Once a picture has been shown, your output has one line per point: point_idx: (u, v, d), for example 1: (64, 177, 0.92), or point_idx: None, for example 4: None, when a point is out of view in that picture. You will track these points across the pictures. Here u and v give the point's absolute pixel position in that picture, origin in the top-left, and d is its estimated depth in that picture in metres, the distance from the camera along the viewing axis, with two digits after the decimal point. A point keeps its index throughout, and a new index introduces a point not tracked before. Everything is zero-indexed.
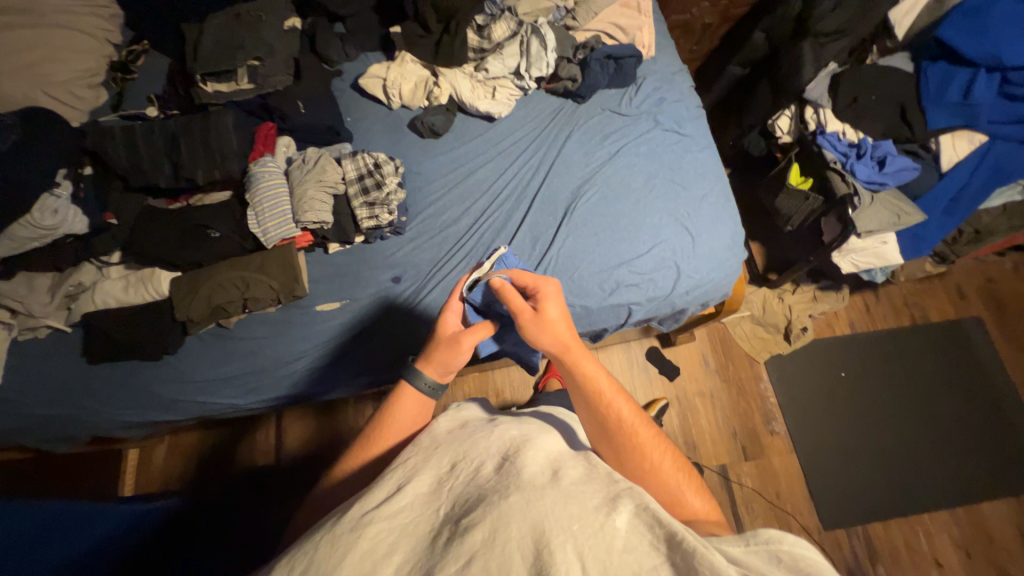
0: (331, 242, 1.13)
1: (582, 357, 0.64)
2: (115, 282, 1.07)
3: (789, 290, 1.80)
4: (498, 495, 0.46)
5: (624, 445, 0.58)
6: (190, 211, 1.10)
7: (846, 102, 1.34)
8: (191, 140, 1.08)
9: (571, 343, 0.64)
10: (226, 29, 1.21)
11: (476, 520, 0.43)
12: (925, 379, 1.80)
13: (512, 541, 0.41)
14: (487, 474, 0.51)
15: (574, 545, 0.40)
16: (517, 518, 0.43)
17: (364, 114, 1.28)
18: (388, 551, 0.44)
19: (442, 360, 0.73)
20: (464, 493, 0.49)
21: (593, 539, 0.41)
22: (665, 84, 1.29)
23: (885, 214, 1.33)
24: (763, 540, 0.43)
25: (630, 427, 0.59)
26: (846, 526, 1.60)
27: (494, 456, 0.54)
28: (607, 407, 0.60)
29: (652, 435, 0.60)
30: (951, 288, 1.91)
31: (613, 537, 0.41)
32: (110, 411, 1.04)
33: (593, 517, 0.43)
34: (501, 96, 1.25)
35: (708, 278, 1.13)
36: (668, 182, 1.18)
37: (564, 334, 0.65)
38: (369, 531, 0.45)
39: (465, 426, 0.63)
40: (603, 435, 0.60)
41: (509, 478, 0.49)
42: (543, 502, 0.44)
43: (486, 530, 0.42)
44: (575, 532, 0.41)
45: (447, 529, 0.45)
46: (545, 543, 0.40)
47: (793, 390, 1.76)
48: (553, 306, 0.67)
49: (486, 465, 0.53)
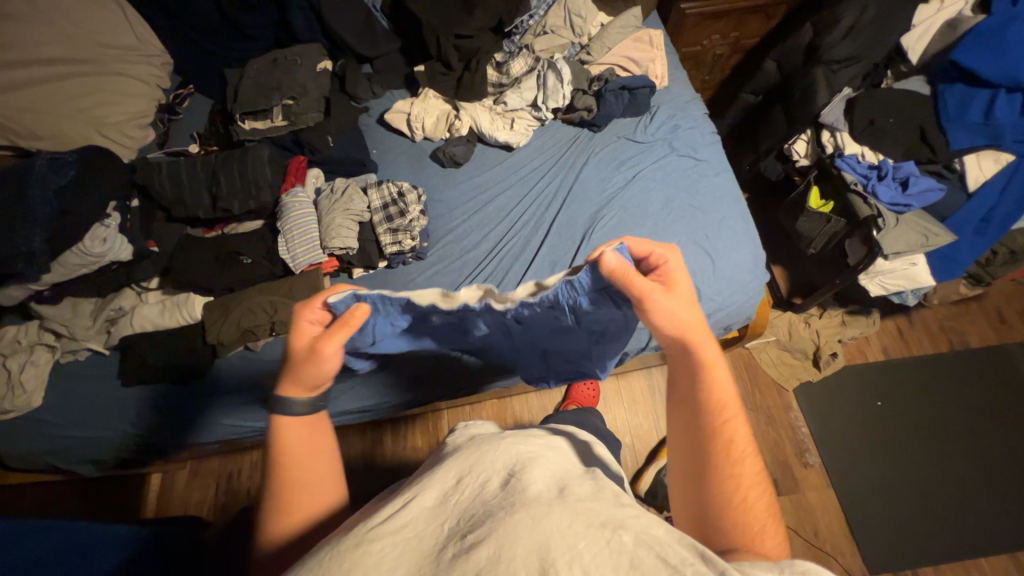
0: (356, 267, 1.16)
1: (712, 358, 0.57)
2: (152, 307, 1.13)
3: (815, 315, 1.75)
4: (503, 512, 0.46)
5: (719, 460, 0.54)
6: (225, 239, 1.16)
7: (863, 125, 1.35)
8: (228, 173, 1.16)
9: (699, 339, 0.57)
10: (265, 72, 1.31)
11: (482, 536, 0.44)
12: (970, 409, 1.70)
13: (517, 558, 0.41)
14: (493, 490, 0.51)
15: (579, 562, 0.41)
16: (523, 535, 0.43)
17: (389, 146, 1.34)
18: (392, 566, 0.44)
19: (301, 374, 0.62)
20: (469, 508, 0.49)
21: (599, 555, 0.41)
22: (678, 112, 1.32)
23: (912, 236, 1.30)
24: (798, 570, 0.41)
25: (734, 449, 0.54)
26: (893, 570, 1.48)
27: (500, 472, 0.54)
28: (720, 417, 0.55)
29: (751, 466, 0.55)
30: (991, 312, 1.83)
31: (620, 553, 0.42)
32: (141, 433, 1.08)
33: (599, 533, 0.43)
34: (519, 127, 1.30)
35: (729, 301, 1.12)
36: (686, 206, 1.19)
37: (696, 329, 0.57)
38: (374, 546, 0.46)
39: (471, 441, 0.63)
40: (698, 442, 0.56)
41: (515, 494, 0.49)
42: (548, 519, 0.44)
43: (492, 546, 0.42)
44: (581, 549, 0.41)
45: (452, 544, 0.45)
46: (550, 561, 0.41)
47: (826, 419, 1.68)
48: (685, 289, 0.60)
49: (492, 481, 0.53)
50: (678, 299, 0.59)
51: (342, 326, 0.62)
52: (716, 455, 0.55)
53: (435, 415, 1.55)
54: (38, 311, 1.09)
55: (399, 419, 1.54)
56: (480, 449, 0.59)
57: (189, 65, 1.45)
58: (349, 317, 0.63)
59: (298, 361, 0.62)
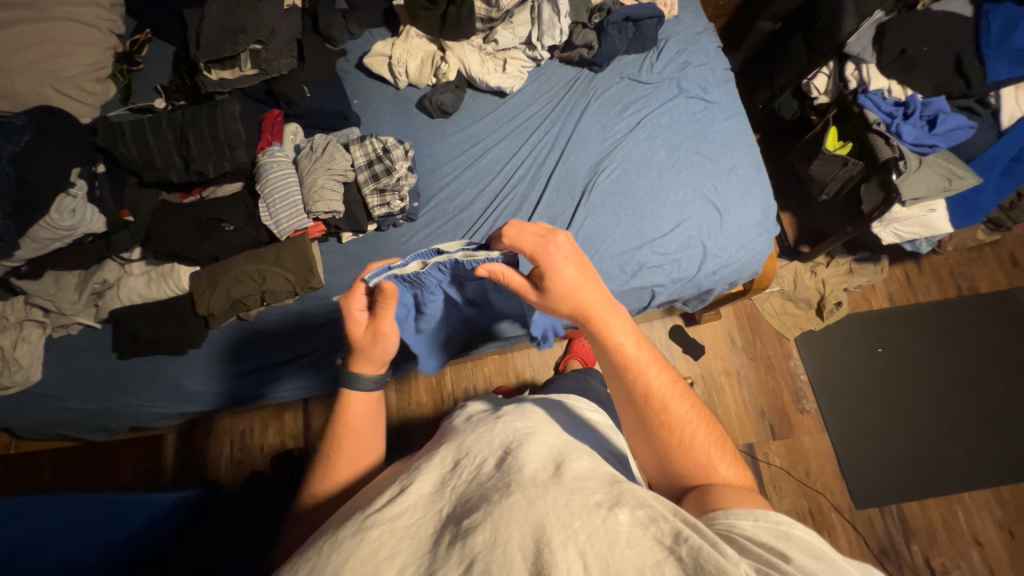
0: (344, 232, 1.10)
1: (609, 317, 0.61)
2: (137, 278, 1.09)
3: (823, 263, 1.70)
4: (499, 495, 0.45)
5: (650, 414, 0.58)
6: (203, 205, 1.09)
7: (893, 55, 1.22)
8: (199, 131, 1.06)
9: (593, 309, 0.60)
10: (227, 12, 1.17)
11: (478, 520, 0.43)
12: (970, 354, 1.70)
13: (513, 541, 0.40)
14: (488, 471, 0.50)
15: (574, 543, 0.39)
16: (518, 518, 0.42)
17: (371, 95, 1.23)
18: (391, 553, 0.43)
19: (370, 358, 0.67)
20: (466, 492, 0.48)
21: (594, 534, 0.40)
22: (689, 46, 1.19)
23: (933, 179, 1.22)
24: (773, 520, 0.44)
25: (659, 397, 0.58)
26: (879, 505, 1.55)
27: (496, 452, 0.53)
28: (633, 373, 0.58)
29: (683, 405, 0.58)
30: (1004, 256, 1.78)
31: (615, 533, 0.40)
32: (142, 403, 1.08)
33: (594, 512, 0.42)
34: (512, 68, 1.18)
35: (738, 256, 1.07)
36: (694, 155, 1.10)
37: (584, 302, 0.60)
38: (372, 533, 0.45)
39: (472, 422, 0.63)
40: (629, 403, 0.59)
41: (510, 475, 0.48)
42: (544, 500, 0.43)
43: (488, 530, 0.41)
44: (576, 529, 0.40)
45: (449, 530, 0.44)
46: (545, 541, 0.39)
47: (825, 367, 1.69)
48: (569, 267, 0.62)
49: (489, 462, 0.51)
50: (562, 278, 0.61)
51: (382, 302, 0.65)
52: (646, 410, 0.58)
53: (438, 372, 1.56)
54: (20, 286, 1.05)
55: (401, 377, 1.55)
56: (475, 432, 0.58)
57: (143, 5, 1.30)
58: (385, 294, 0.64)
59: (367, 349, 0.66)
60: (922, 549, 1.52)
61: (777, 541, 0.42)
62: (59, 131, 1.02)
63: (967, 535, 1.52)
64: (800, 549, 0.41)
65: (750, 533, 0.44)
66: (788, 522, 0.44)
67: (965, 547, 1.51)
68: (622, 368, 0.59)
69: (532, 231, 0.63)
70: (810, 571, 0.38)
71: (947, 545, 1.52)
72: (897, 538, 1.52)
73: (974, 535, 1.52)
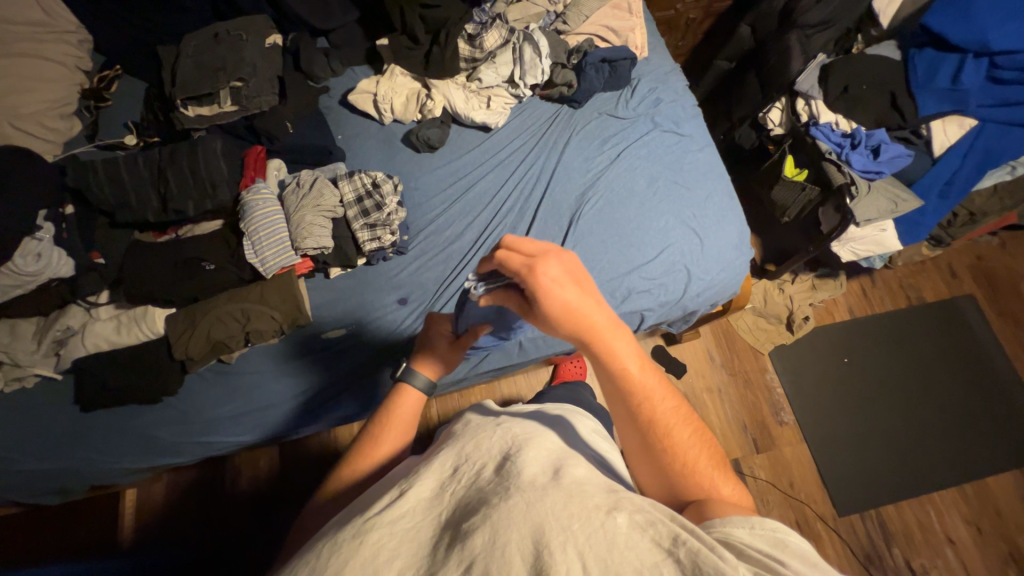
0: (333, 266, 1.08)
1: (612, 337, 0.57)
2: (106, 323, 1.02)
3: (788, 280, 1.82)
4: (498, 497, 0.45)
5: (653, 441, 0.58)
6: (181, 245, 1.04)
7: (837, 91, 1.36)
8: (176, 168, 1.02)
9: (597, 333, 0.56)
10: (205, 50, 1.17)
11: (477, 523, 0.43)
12: (925, 360, 1.84)
13: (512, 543, 0.40)
14: (488, 474, 0.50)
15: (574, 544, 0.39)
16: (518, 520, 0.42)
17: (355, 130, 1.24)
18: (390, 556, 0.43)
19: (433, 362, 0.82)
20: (465, 496, 0.48)
21: (592, 536, 0.40)
22: (660, 84, 1.27)
23: (881, 203, 1.34)
24: (769, 527, 0.45)
25: (664, 427, 0.58)
26: (859, 510, 1.62)
27: (495, 456, 0.53)
28: (643, 400, 0.58)
29: (687, 435, 0.59)
30: (944, 268, 1.95)
31: (614, 534, 0.40)
32: (107, 461, 0.98)
33: (593, 515, 0.42)
34: (496, 105, 1.22)
35: (719, 279, 1.12)
36: (671, 185, 1.17)
37: (590, 324, 0.55)
38: (371, 537, 0.45)
39: (469, 425, 0.64)
40: (635, 426, 0.59)
41: (509, 478, 0.48)
42: (543, 503, 0.43)
43: (486, 533, 0.41)
44: (575, 531, 0.40)
45: (447, 536, 0.43)
46: (545, 543, 0.39)
47: (798, 378, 1.77)
48: (567, 289, 0.55)
49: (487, 464, 0.52)
50: (557, 303, 0.54)
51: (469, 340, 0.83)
52: (650, 437, 0.58)
53: (426, 404, 1.52)
54: None
55: None
56: (472, 436, 0.58)
57: (113, 43, 1.27)
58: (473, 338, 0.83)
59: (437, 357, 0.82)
60: (902, 551, 1.58)
61: (774, 549, 0.42)
62: (21, 172, 0.97)
63: (940, 534, 1.60)
64: (795, 557, 0.41)
65: (747, 541, 0.44)
66: (782, 529, 0.45)
67: (939, 545, 1.59)
68: (628, 394, 0.58)
69: (534, 240, 0.58)
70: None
71: (923, 544, 1.59)
72: (878, 542, 1.59)
73: (947, 533, 1.60)
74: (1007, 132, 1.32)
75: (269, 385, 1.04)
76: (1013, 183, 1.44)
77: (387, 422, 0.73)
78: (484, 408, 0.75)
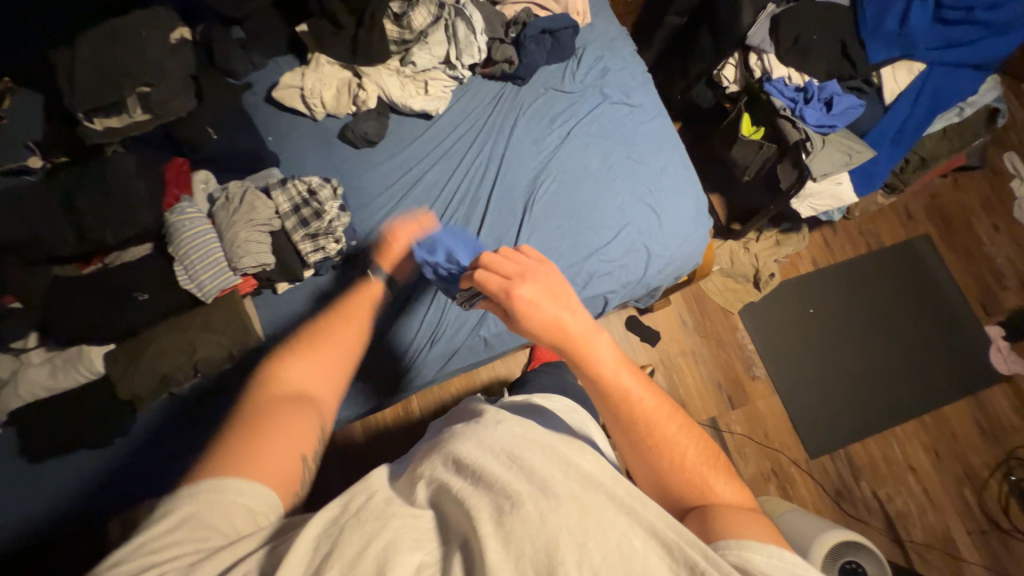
0: (279, 282, 1.02)
1: (594, 346, 0.57)
2: (39, 368, 0.95)
3: (753, 239, 1.83)
4: (511, 502, 0.42)
5: (650, 447, 0.57)
6: (109, 276, 0.96)
7: (789, 42, 1.32)
8: (87, 193, 0.93)
9: (575, 340, 0.57)
10: (102, 48, 0.97)
11: (492, 530, 0.40)
12: (885, 301, 1.90)
13: (525, 557, 0.39)
14: (494, 470, 0.46)
15: (589, 566, 0.38)
16: (530, 534, 0.40)
17: (287, 129, 1.15)
18: (411, 545, 0.42)
19: None
20: (474, 490, 0.44)
21: (608, 559, 0.39)
22: (606, 52, 1.21)
23: (836, 156, 1.33)
24: (781, 555, 0.45)
25: (655, 429, 0.57)
26: (829, 451, 1.71)
27: (495, 453, 0.47)
28: (628, 402, 0.57)
29: (682, 434, 0.58)
30: (900, 210, 2.00)
31: (630, 557, 0.40)
32: (70, 510, 0.94)
33: (609, 532, 0.41)
34: (434, 89, 1.14)
35: (679, 254, 1.11)
36: (625, 160, 1.13)
37: (569, 332, 0.56)
38: (394, 521, 0.43)
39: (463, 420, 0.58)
40: (624, 429, 0.58)
41: (517, 480, 0.44)
42: (555, 514, 0.41)
43: (499, 545, 0.39)
44: (590, 550, 0.39)
45: (463, 532, 0.42)
46: (557, 563, 0.38)
47: (767, 334, 1.82)
48: (543, 303, 0.56)
49: (489, 459, 0.47)
50: (536, 317, 0.56)
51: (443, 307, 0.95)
52: (639, 438, 0.57)
53: (403, 402, 1.50)
54: None
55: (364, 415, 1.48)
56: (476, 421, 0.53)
57: None
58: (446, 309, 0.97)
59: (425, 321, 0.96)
60: (869, 483, 1.69)
61: None
62: None
63: (903, 463, 1.71)
64: None
65: (764, 569, 0.44)
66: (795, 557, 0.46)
67: (903, 474, 1.70)
68: (614, 398, 0.57)
69: (511, 257, 0.59)
70: None
71: (888, 475, 1.70)
72: (847, 477, 1.69)
73: (909, 462, 1.71)
74: (953, 74, 1.32)
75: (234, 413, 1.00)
76: (962, 125, 1.45)
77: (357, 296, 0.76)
78: (475, 399, 0.72)
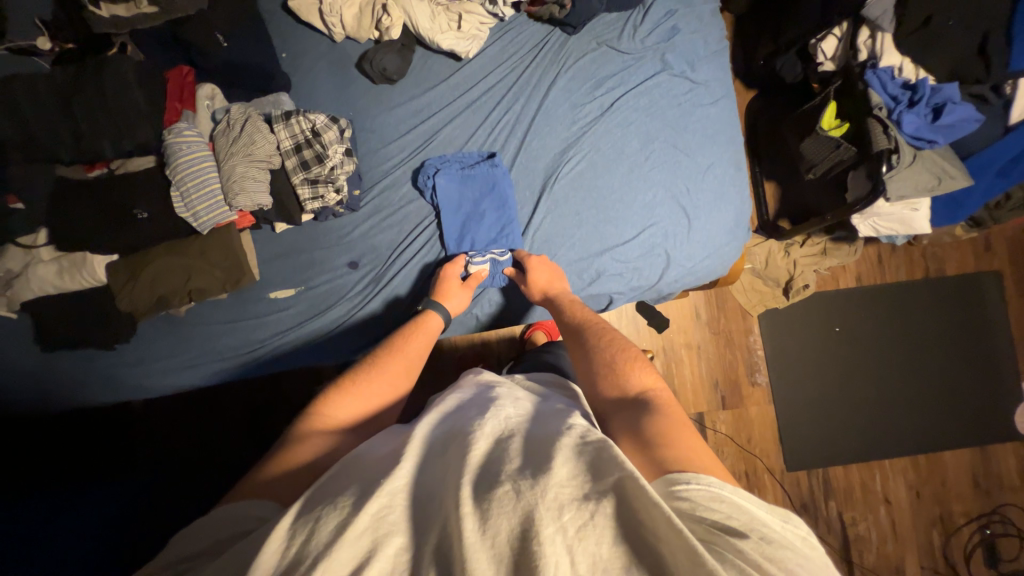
0: (276, 222, 0.98)
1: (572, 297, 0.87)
2: (48, 266, 0.96)
3: (797, 244, 1.62)
4: (488, 485, 0.41)
5: (604, 361, 0.68)
6: (109, 185, 0.94)
7: (914, 24, 1.05)
8: (83, 95, 0.87)
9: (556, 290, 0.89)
10: None
11: (470, 505, 0.39)
12: (923, 333, 1.75)
13: (502, 532, 0.37)
14: (480, 452, 0.46)
15: (562, 537, 0.36)
16: (506, 506, 0.39)
17: (302, 47, 1.04)
18: (388, 531, 0.40)
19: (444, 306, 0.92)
20: (456, 473, 0.44)
21: (583, 530, 0.37)
22: (681, 7, 1.02)
23: (922, 177, 1.13)
24: (707, 482, 0.45)
25: (616, 345, 0.71)
26: (808, 467, 1.69)
27: (486, 438, 0.49)
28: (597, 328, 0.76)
29: (631, 355, 0.68)
30: (978, 240, 1.76)
31: (603, 529, 0.38)
32: (76, 394, 1.04)
33: (581, 508, 0.39)
34: (469, 26, 0.98)
35: (702, 266, 1.01)
36: (669, 148, 0.99)
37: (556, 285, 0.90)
38: (372, 504, 0.42)
39: (463, 399, 0.61)
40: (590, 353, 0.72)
41: (499, 465, 0.44)
42: (533, 489, 0.40)
43: (473, 521, 0.38)
44: (565, 522, 0.37)
45: (439, 525, 0.40)
46: (531, 531, 0.37)
47: (782, 342, 1.73)
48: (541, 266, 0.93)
49: (478, 442, 0.48)
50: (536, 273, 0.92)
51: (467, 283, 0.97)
52: (601, 348, 0.71)
53: None
54: None
55: None
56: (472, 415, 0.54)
57: None
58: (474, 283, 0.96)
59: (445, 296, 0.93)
60: (838, 505, 1.69)
61: (735, 524, 0.41)
62: None
63: (879, 494, 1.70)
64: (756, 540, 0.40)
65: (708, 511, 0.42)
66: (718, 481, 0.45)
67: (875, 504, 1.69)
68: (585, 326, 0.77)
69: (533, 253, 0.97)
70: (769, 555, 0.39)
71: (860, 501, 1.69)
72: (817, 494, 1.69)
73: (886, 495, 1.70)
74: None
75: (227, 340, 1.03)
76: None
77: (416, 331, 0.83)
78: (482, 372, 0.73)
